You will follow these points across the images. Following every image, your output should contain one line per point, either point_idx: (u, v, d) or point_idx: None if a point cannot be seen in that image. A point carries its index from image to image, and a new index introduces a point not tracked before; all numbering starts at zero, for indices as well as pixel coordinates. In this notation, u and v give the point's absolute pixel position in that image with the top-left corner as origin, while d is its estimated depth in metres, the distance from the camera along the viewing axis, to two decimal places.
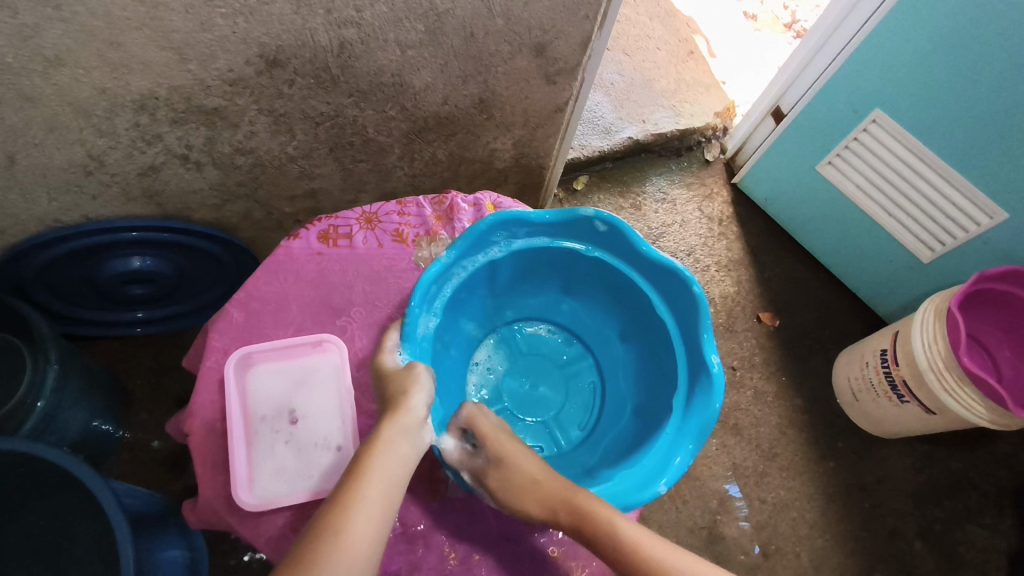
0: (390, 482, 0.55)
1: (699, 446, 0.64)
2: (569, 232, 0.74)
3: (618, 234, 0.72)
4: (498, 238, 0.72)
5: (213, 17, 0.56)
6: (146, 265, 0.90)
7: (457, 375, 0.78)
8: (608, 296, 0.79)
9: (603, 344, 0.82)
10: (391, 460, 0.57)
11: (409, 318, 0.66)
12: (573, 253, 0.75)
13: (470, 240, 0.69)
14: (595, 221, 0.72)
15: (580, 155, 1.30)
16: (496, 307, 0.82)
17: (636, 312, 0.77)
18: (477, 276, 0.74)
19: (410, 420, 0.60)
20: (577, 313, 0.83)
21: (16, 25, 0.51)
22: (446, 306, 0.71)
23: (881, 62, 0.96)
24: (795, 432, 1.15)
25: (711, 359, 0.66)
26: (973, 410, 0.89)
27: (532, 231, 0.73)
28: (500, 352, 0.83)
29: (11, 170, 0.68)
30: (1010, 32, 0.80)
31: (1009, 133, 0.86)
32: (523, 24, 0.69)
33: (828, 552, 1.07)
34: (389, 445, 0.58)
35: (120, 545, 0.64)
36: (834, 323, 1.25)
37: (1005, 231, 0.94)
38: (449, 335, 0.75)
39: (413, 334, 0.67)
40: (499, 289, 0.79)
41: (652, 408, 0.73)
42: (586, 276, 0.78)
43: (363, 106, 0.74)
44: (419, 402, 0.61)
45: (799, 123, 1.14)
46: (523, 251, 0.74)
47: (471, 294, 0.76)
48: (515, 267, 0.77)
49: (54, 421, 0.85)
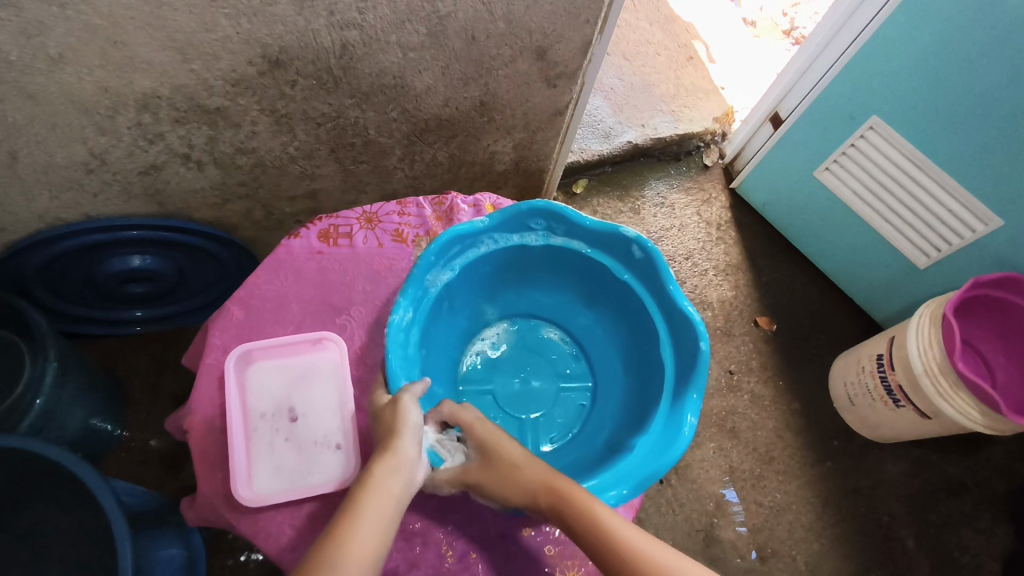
0: (382, 515, 0.52)
1: (633, 493, 0.61)
2: (607, 247, 0.74)
3: (652, 264, 0.71)
4: (536, 226, 0.73)
5: (217, 17, 0.57)
6: (146, 263, 0.90)
7: (453, 341, 0.79)
8: (625, 327, 0.78)
9: (607, 373, 0.81)
10: (383, 495, 0.54)
11: (421, 262, 0.68)
12: (602, 268, 0.75)
13: (507, 215, 0.71)
14: (634, 244, 0.71)
15: (579, 158, 1.30)
16: (517, 294, 0.83)
17: (643, 349, 0.75)
18: (504, 255, 0.75)
19: (400, 460, 0.57)
20: (593, 332, 0.82)
21: (20, 23, 0.52)
22: (466, 268, 0.73)
23: (879, 71, 0.97)
24: (791, 436, 1.15)
25: (686, 419, 0.63)
26: (967, 415, 0.90)
27: (573, 232, 0.74)
28: (508, 337, 0.84)
29: (14, 167, 0.68)
30: (1006, 42, 0.81)
31: (1005, 140, 0.87)
32: (525, 27, 0.69)
33: (823, 556, 1.08)
34: (382, 485, 0.55)
35: (118, 542, 0.64)
36: (831, 328, 1.26)
37: (1001, 238, 0.95)
38: (460, 301, 0.77)
39: (420, 278, 0.68)
40: (526, 278, 0.81)
41: (618, 443, 0.69)
42: (613, 300, 0.77)
43: (365, 107, 0.75)
44: (408, 442, 0.58)
45: (797, 129, 1.15)
46: (558, 249, 0.75)
47: (497, 273, 0.78)
48: (543, 261, 0.77)
49: (53, 418, 0.86)
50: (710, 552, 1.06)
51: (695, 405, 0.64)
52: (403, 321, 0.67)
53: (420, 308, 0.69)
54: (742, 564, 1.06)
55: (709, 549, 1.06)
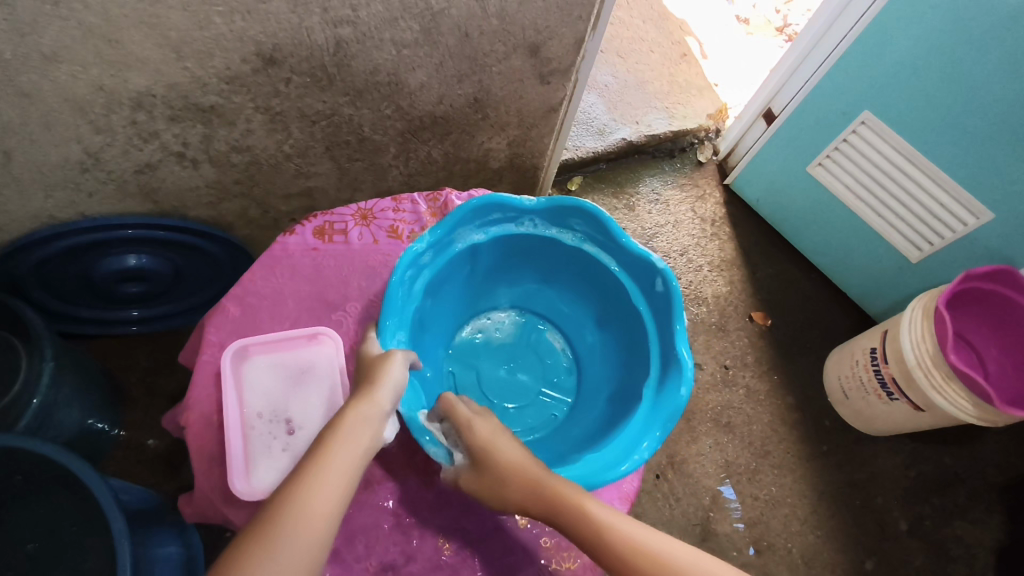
0: (348, 458, 0.53)
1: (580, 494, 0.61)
2: (634, 272, 0.73)
3: (668, 301, 0.69)
4: (575, 227, 0.74)
5: (211, 15, 0.57)
6: (142, 262, 0.90)
7: (457, 309, 0.81)
8: (624, 356, 0.77)
9: (590, 395, 0.80)
10: (351, 441, 0.54)
11: (461, 211, 0.69)
12: (622, 290, 0.74)
13: (550, 204, 0.71)
14: (658, 275, 0.70)
15: (574, 156, 1.31)
16: (535, 288, 0.84)
17: (629, 379, 0.74)
18: (536, 242, 0.75)
19: (373, 410, 0.57)
20: (594, 351, 0.82)
21: (14, 22, 0.52)
22: (499, 239, 0.74)
23: (871, 67, 0.97)
24: (787, 430, 1.16)
25: (642, 444, 0.63)
26: (960, 407, 0.90)
27: (607, 244, 0.73)
28: (513, 327, 0.86)
29: (8, 166, 0.68)
30: (995, 35, 0.82)
31: (997, 133, 0.88)
32: (517, 24, 0.70)
33: (819, 549, 1.08)
34: (352, 429, 0.55)
35: (117, 540, 0.64)
36: (824, 323, 1.26)
37: (992, 230, 0.96)
38: (481, 273, 0.79)
39: (452, 226, 0.69)
40: (549, 277, 0.81)
41: (570, 455, 0.68)
42: (626, 327, 0.76)
43: (359, 105, 0.75)
44: (386, 394, 0.58)
45: (789, 126, 1.16)
46: (588, 257, 0.74)
47: (523, 261, 0.79)
48: (570, 263, 0.77)
49: (50, 418, 0.86)
50: (707, 546, 1.07)
51: (651, 445, 0.63)
52: (420, 259, 0.69)
53: (440, 256, 0.71)
54: (738, 558, 1.07)
55: (706, 543, 1.07)
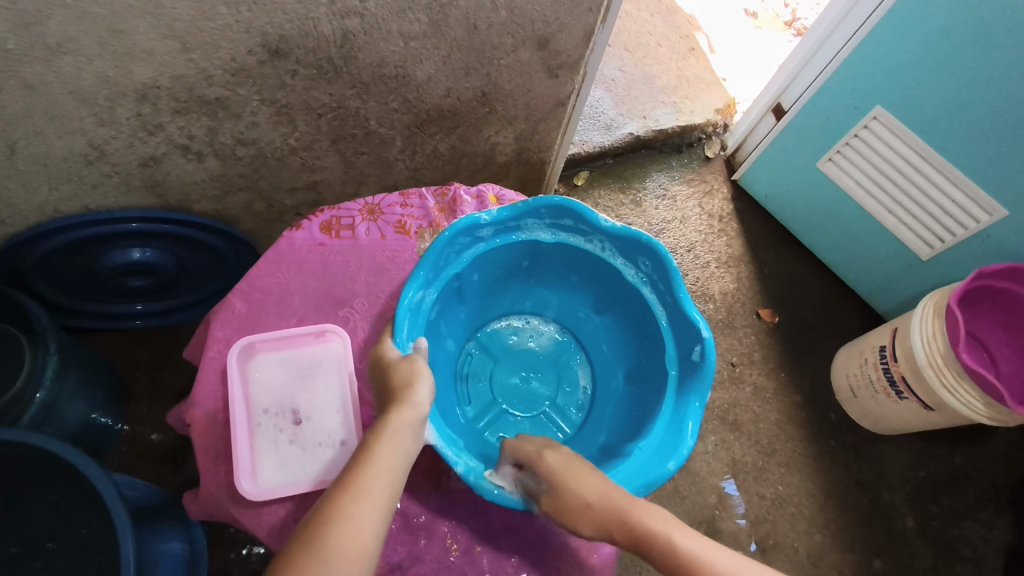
0: (391, 466, 0.54)
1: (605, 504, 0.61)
2: (678, 335, 0.69)
3: (698, 374, 0.65)
4: (642, 267, 0.72)
5: (216, 6, 0.56)
6: (146, 256, 0.90)
7: (500, 299, 0.82)
8: (633, 413, 0.73)
9: (586, 437, 0.76)
10: (393, 450, 0.55)
11: (534, 202, 0.69)
12: (661, 347, 0.71)
13: (621, 235, 0.70)
14: (699, 346, 0.66)
15: (581, 151, 1.29)
16: (585, 315, 0.82)
17: (628, 433, 0.70)
18: (598, 264, 0.74)
19: (415, 414, 0.57)
20: (609, 401, 0.78)
21: (17, 12, 0.51)
22: (562, 246, 0.74)
23: (884, 61, 0.96)
24: (794, 428, 1.15)
25: None
26: (972, 407, 0.89)
27: (664, 294, 0.70)
28: (547, 343, 0.85)
29: (12, 159, 0.67)
30: (1012, 29, 0.80)
31: (1010, 129, 0.86)
32: (526, 16, 0.69)
33: (826, 548, 1.08)
34: (395, 437, 0.56)
35: (120, 537, 0.63)
36: (833, 321, 1.25)
37: (1004, 228, 0.94)
38: (535, 271, 0.79)
39: (522, 215, 0.71)
40: (602, 308, 0.80)
41: None
42: (649, 389, 0.72)
43: (366, 98, 0.74)
44: (424, 397, 0.59)
45: (799, 120, 1.14)
46: (642, 299, 0.72)
47: (579, 278, 0.78)
48: (623, 300, 0.75)
49: (53, 413, 0.85)
50: None
51: None
52: (479, 230, 0.70)
53: (500, 237, 0.72)
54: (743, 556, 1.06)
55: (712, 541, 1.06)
